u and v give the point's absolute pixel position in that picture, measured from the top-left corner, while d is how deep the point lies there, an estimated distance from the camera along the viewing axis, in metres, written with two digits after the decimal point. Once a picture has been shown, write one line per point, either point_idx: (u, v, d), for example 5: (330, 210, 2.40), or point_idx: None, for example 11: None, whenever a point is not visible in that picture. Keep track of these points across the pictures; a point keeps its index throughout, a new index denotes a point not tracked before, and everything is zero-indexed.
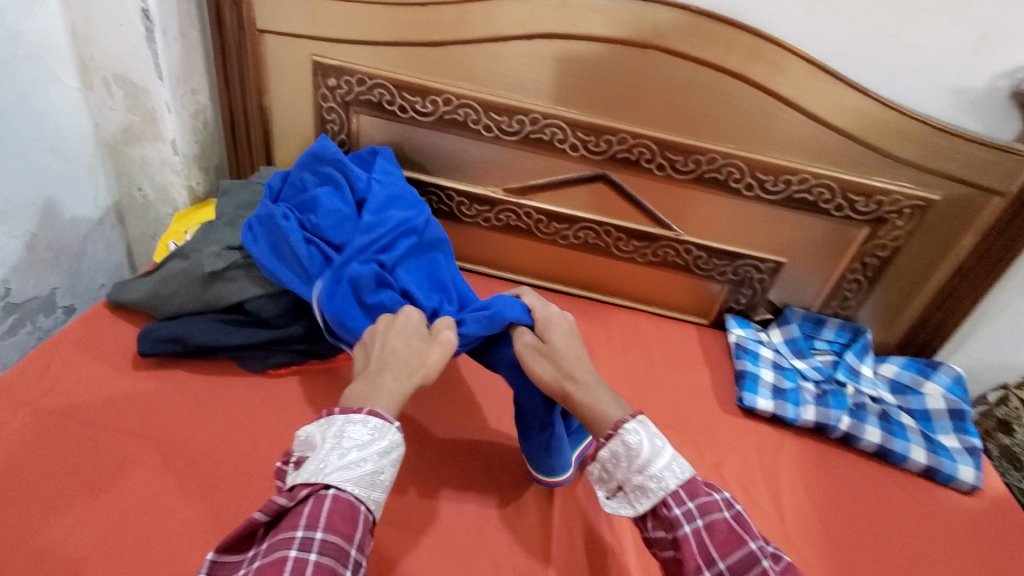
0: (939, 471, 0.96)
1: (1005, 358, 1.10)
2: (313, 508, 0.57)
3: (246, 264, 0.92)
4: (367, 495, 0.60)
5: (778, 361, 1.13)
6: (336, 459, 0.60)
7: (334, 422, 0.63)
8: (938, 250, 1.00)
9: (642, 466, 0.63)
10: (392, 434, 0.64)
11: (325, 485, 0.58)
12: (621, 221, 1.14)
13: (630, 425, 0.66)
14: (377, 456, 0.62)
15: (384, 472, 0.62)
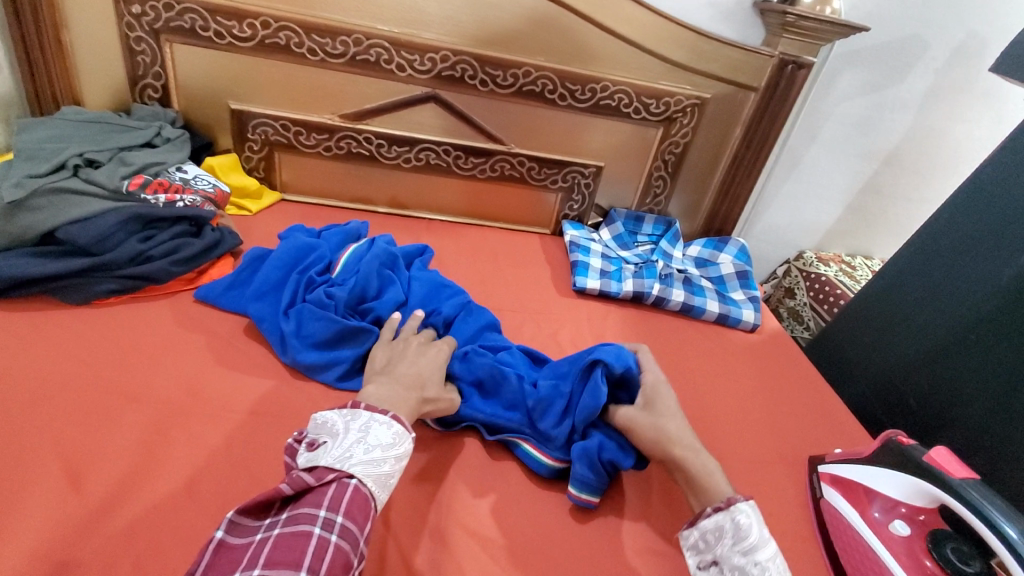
0: (729, 316, 1.06)
1: (782, 239, 1.40)
2: (336, 493, 0.49)
3: (55, 188, 0.81)
4: (379, 496, 0.53)
5: (605, 252, 1.18)
6: (361, 454, 0.53)
7: (361, 415, 0.56)
8: (716, 142, 1.20)
9: (748, 549, 0.52)
10: (410, 444, 0.56)
11: (349, 474, 0.51)
12: (459, 139, 1.14)
13: (743, 506, 0.55)
14: (396, 462, 0.54)
15: (395, 477, 0.54)
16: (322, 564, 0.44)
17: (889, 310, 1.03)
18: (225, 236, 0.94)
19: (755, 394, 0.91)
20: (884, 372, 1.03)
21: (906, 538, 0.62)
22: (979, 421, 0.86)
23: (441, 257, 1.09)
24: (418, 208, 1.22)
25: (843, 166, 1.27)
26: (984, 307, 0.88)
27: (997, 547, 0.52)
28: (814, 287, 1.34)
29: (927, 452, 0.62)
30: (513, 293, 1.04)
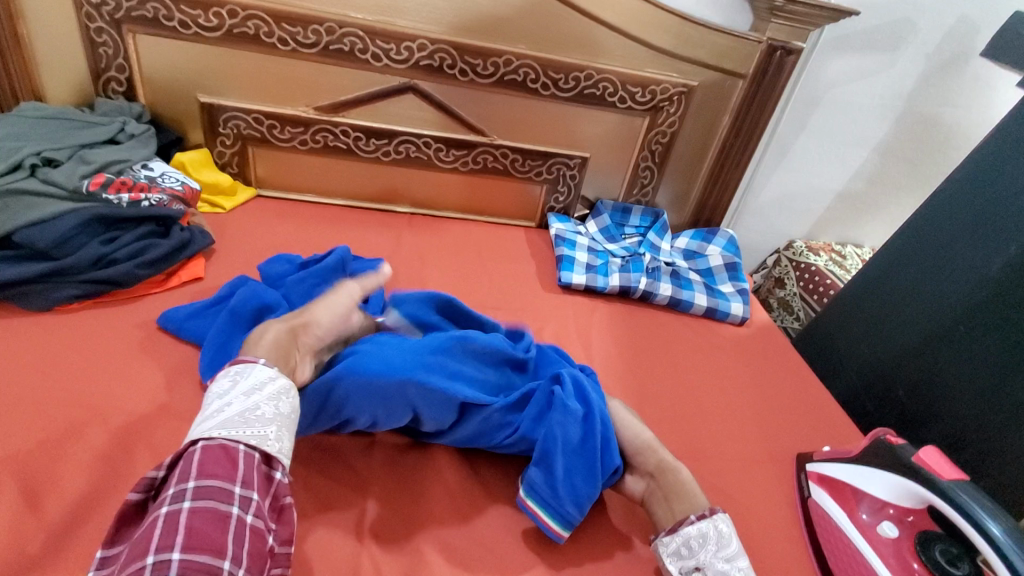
0: (717, 310, 1.05)
1: (771, 228, 1.38)
2: (183, 466, 0.47)
3: (11, 192, 0.78)
4: (243, 433, 0.50)
5: (591, 245, 1.15)
6: (207, 416, 0.52)
7: (209, 387, 0.55)
8: (703, 131, 1.17)
9: (731, 556, 0.55)
10: (260, 371, 0.56)
11: (194, 441, 0.49)
12: (439, 130, 1.11)
13: (721, 514, 0.57)
14: (245, 395, 0.53)
15: (260, 407, 0.53)
16: (178, 535, 0.43)
17: (879, 301, 1.02)
18: (195, 236, 0.91)
19: (744, 390, 0.89)
20: (872, 364, 1.01)
21: (894, 541, 0.60)
22: (970, 413, 0.85)
23: (424, 253, 1.07)
24: (399, 202, 1.18)
25: (834, 153, 1.25)
26: (974, 297, 0.86)
27: (984, 548, 0.51)
28: (804, 277, 1.33)
29: (913, 451, 0.60)
30: (497, 289, 1.01)
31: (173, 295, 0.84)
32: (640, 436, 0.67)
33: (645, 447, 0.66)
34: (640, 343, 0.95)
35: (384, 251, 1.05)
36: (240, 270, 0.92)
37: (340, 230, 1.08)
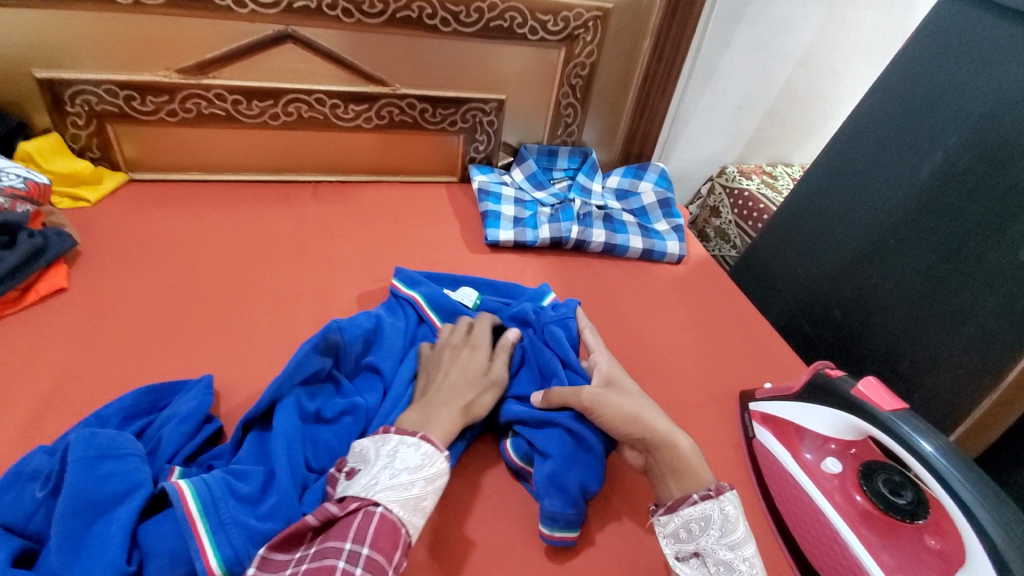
0: (653, 251, 1.01)
1: (703, 157, 1.34)
2: (359, 524, 0.46)
3: None
4: (409, 519, 0.48)
5: (519, 196, 1.08)
6: (386, 480, 0.49)
7: (389, 440, 0.52)
8: (624, 58, 1.09)
9: (736, 542, 0.51)
10: (442, 463, 0.52)
11: (373, 502, 0.47)
12: (331, 83, 0.97)
13: (731, 495, 0.54)
14: (424, 483, 0.50)
15: (427, 498, 0.50)
16: None
17: (810, 222, 1.00)
18: (51, 240, 0.77)
19: (684, 332, 0.87)
20: (808, 286, 1.01)
21: (838, 477, 0.60)
22: (899, 324, 0.86)
23: (333, 225, 0.96)
24: (301, 170, 1.06)
25: (760, 70, 1.19)
26: (904, 209, 0.85)
27: (913, 463, 0.52)
28: (738, 204, 1.30)
29: (852, 386, 0.58)
30: (419, 256, 0.93)
31: (31, 314, 0.73)
32: (632, 412, 0.59)
33: (635, 421, 0.59)
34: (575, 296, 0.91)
35: (287, 228, 0.94)
36: (112, 272, 0.80)
37: (234, 209, 0.96)
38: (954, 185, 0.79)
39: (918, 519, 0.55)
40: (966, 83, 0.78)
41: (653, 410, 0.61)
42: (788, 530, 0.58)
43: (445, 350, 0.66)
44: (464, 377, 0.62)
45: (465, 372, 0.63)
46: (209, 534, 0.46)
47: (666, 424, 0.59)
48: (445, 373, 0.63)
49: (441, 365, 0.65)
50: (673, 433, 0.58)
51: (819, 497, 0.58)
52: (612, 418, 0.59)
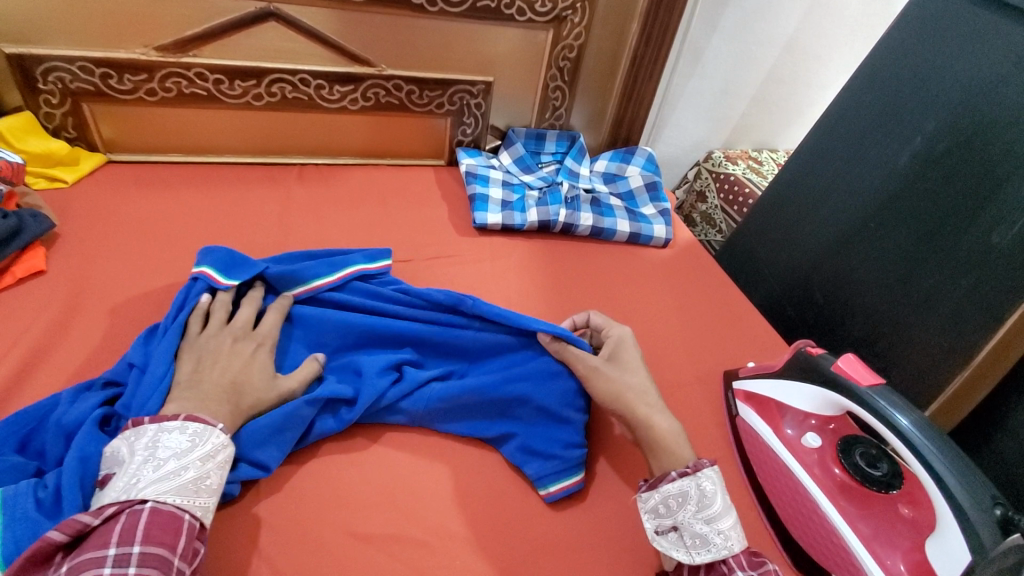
0: (640, 234, 1.01)
1: (690, 143, 1.34)
2: (126, 525, 0.43)
3: None
4: (192, 503, 0.47)
5: (506, 179, 1.08)
6: (150, 474, 0.47)
7: (145, 432, 0.49)
8: (613, 41, 1.08)
9: (712, 517, 0.51)
10: (218, 438, 0.51)
11: (139, 499, 0.45)
12: (316, 63, 0.96)
13: (708, 471, 0.53)
14: (200, 463, 0.49)
15: (210, 477, 0.49)
16: None
17: (794, 204, 1.02)
18: (27, 222, 0.76)
19: (670, 314, 0.88)
20: (791, 268, 1.03)
21: (818, 451, 0.62)
22: (878, 305, 0.88)
23: (319, 208, 0.95)
24: (286, 152, 1.04)
25: (746, 55, 1.19)
26: (882, 194, 0.87)
27: (890, 436, 0.53)
28: (724, 188, 1.32)
29: (833, 361, 0.60)
30: (406, 239, 0.93)
31: (10, 297, 0.71)
32: (617, 388, 0.62)
33: (619, 394, 0.61)
34: (563, 280, 0.91)
35: (272, 211, 0.93)
36: (93, 255, 0.79)
37: (217, 191, 0.94)
38: (932, 168, 0.81)
39: (892, 490, 0.57)
40: (945, 69, 0.79)
41: (645, 383, 0.63)
42: (767, 497, 0.61)
43: (223, 339, 0.61)
44: (245, 372, 0.58)
45: (248, 365, 0.59)
46: (2, 529, 0.44)
47: (654, 399, 0.62)
48: (222, 363, 0.58)
49: (217, 355, 0.59)
50: (652, 411, 0.60)
51: (799, 470, 0.60)
52: (602, 390, 0.62)
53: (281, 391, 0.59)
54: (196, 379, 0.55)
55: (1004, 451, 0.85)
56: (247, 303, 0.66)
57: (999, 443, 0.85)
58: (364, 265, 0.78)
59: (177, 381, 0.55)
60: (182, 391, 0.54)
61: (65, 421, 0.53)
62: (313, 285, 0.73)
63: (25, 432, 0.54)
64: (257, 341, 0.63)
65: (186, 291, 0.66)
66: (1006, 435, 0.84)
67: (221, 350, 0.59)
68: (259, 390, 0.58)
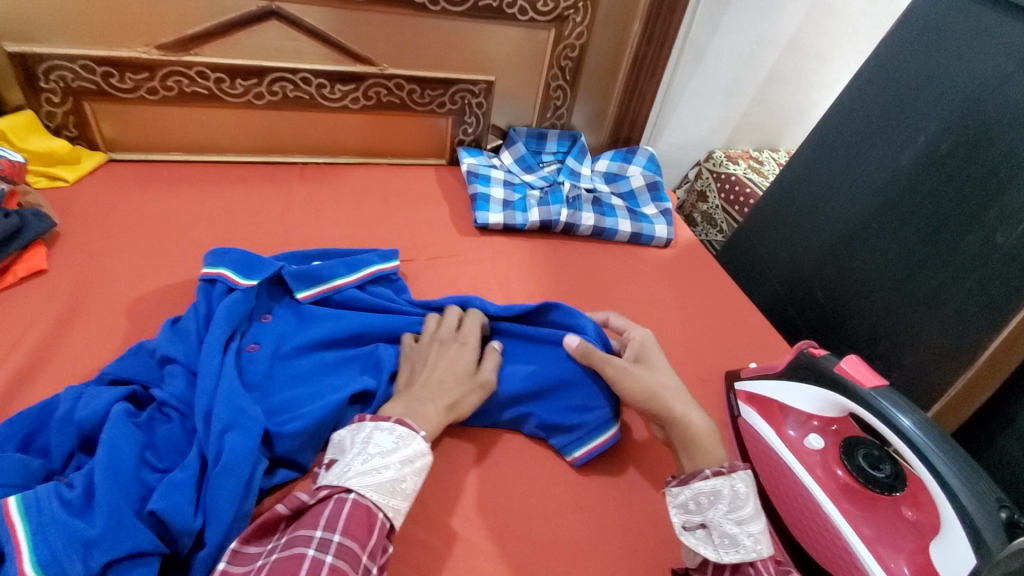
0: (642, 234, 1.01)
1: (691, 143, 1.34)
2: (332, 511, 0.44)
3: None
4: (386, 503, 0.47)
5: (508, 179, 1.07)
6: (360, 465, 0.48)
7: (363, 426, 0.51)
8: (614, 40, 1.08)
9: (745, 518, 0.50)
10: (419, 443, 0.51)
11: (345, 488, 0.46)
12: (317, 62, 0.95)
13: (744, 474, 0.52)
14: (401, 465, 0.49)
15: (407, 481, 0.49)
16: None
17: (796, 205, 1.01)
18: (28, 221, 0.75)
19: (672, 314, 0.88)
20: (793, 268, 1.02)
21: (821, 453, 0.61)
22: (880, 306, 0.88)
23: (320, 207, 0.95)
24: (287, 151, 1.04)
25: (748, 55, 1.19)
26: (886, 193, 0.86)
27: (893, 438, 0.53)
28: (725, 188, 1.32)
29: (836, 363, 0.60)
30: (407, 239, 0.93)
31: (11, 296, 0.71)
32: (652, 386, 0.60)
33: (653, 398, 0.59)
34: (564, 280, 0.91)
35: (273, 210, 0.92)
36: (94, 254, 0.79)
37: (218, 191, 0.94)
38: (936, 168, 0.80)
39: (895, 491, 0.57)
40: (948, 69, 0.79)
41: (673, 387, 0.61)
42: (773, 505, 0.63)
43: (433, 344, 0.64)
44: (452, 373, 0.60)
45: (452, 369, 0.61)
46: (28, 534, 0.43)
47: (685, 402, 0.59)
48: (432, 369, 0.61)
49: (427, 359, 0.63)
50: (688, 411, 0.58)
51: (801, 470, 0.59)
52: (630, 391, 0.60)
53: (484, 384, 0.61)
54: (411, 385, 0.59)
55: (1005, 452, 0.84)
56: (447, 312, 0.69)
57: (1001, 445, 0.85)
58: (380, 266, 0.78)
59: (399, 387, 0.60)
60: (400, 395, 0.57)
61: (82, 415, 0.52)
62: (332, 285, 0.74)
63: (27, 430, 0.54)
64: (460, 343, 0.64)
65: (206, 295, 0.67)
66: (1008, 436, 0.84)
67: (435, 352, 0.63)
68: (463, 389, 0.59)
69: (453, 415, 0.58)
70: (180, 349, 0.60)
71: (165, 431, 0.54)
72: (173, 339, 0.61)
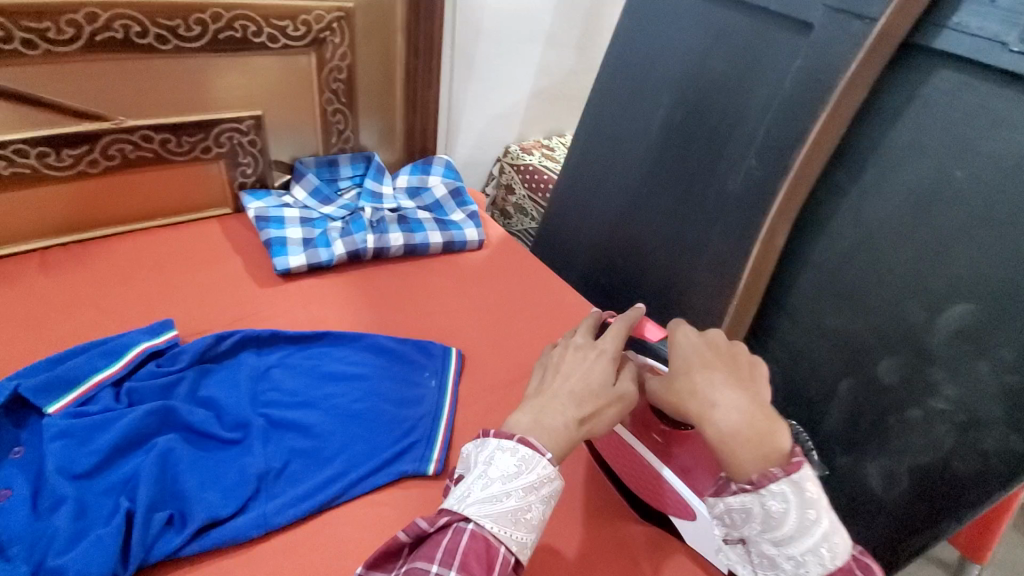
0: (454, 242, 1.02)
1: (487, 142, 1.40)
2: (450, 544, 0.46)
3: None
4: (509, 535, 0.48)
5: (304, 215, 1.01)
6: (480, 490, 0.49)
7: (487, 444, 0.52)
8: (381, 56, 1.06)
9: (781, 540, 0.49)
10: (546, 469, 0.50)
11: (465, 517, 0.48)
12: (31, 128, 0.80)
13: (779, 486, 0.49)
14: (524, 493, 0.49)
15: (530, 510, 0.49)
16: None
17: (584, 185, 1.11)
18: None
19: (497, 315, 0.91)
20: (594, 242, 1.11)
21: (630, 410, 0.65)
22: (664, 262, 0.99)
23: (75, 296, 0.80)
24: (17, 238, 0.86)
25: (512, 52, 1.27)
26: (647, 162, 0.99)
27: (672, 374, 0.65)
28: (527, 178, 1.39)
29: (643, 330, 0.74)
30: (196, 306, 0.82)
31: None
32: (669, 386, 0.57)
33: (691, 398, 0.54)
34: (384, 308, 0.89)
35: (10, 314, 0.76)
36: None
37: None
38: (675, 134, 0.94)
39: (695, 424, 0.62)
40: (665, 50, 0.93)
41: (721, 384, 0.54)
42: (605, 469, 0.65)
43: (569, 351, 0.59)
44: (589, 383, 0.56)
45: (590, 379, 0.56)
46: None
47: (706, 396, 0.54)
48: (565, 376, 0.57)
49: (562, 367, 0.58)
50: (709, 406, 0.53)
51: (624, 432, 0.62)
52: (701, 406, 0.53)
53: (622, 396, 0.56)
54: (541, 390, 0.56)
55: (777, 357, 0.93)
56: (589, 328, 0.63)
57: (772, 351, 0.93)
58: (150, 343, 0.70)
59: (526, 393, 0.57)
60: (530, 403, 0.55)
61: None
62: (91, 383, 0.64)
63: None
64: (601, 351, 0.59)
65: None
66: (775, 343, 0.93)
67: (573, 365, 0.58)
68: (601, 403, 0.55)
69: (588, 429, 0.54)
70: None
71: None
72: None
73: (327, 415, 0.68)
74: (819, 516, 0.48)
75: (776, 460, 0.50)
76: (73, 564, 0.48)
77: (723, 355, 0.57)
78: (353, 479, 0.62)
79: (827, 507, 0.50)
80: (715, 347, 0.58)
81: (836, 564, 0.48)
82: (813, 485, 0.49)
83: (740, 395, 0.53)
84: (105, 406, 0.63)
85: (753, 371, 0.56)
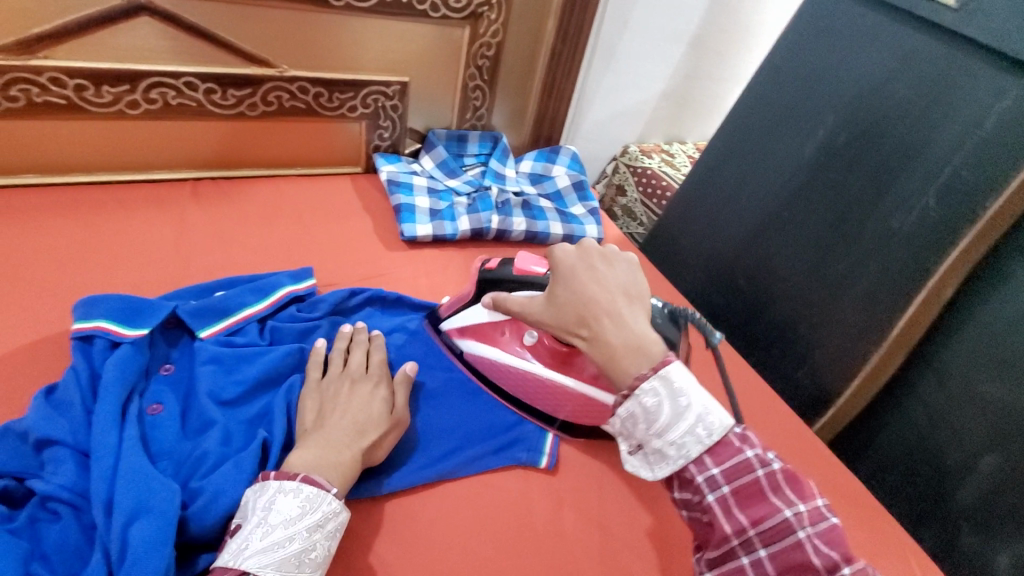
0: (574, 236, 1.00)
1: (607, 139, 1.36)
2: None
3: None
4: None
5: (431, 185, 1.02)
6: (259, 541, 0.45)
7: (266, 489, 0.47)
8: (530, 37, 1.05)
9: (661, 430, 0.46)
10: (329, 505, 0.48)
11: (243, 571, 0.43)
12: (206, 65, 0.84)
13: (648, 383, 0.47)
14: (309, 533, 0.46)
15: (316, 549, 0.46)
16: None
17: (714, 197, 1.05)
18: None
19: None
20: (713, 258, 1.06)
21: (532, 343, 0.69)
22: (796, 292, 0.93)
23: (223, 229, 0.84)
24: (177, 166, 0.91)
25: (655, 52, 1.23)
26: (793, 184, 0.93)
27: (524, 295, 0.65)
28: (642, 181, 1.35)
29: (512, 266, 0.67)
30: (328, 259, 0.84)
31: None
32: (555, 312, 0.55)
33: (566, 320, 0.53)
34: None
35: (166, 237, 0.80)
36: None
37: (91, 219, 0.80)
38: (834, 159, 0.87)
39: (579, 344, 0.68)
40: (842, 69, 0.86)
41: (591, 301, 0.52)
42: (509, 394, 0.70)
43: (346, 379, 0.60)
44: (365, 418, 0.57)
45: (364, 412, 0.57)
46: None
47: (577, 323, 0.52)
48: (342, 409, 0.57)
49: (338, 398, 0.58)
50: (585, 330, 0.51)
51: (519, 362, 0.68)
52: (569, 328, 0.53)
53: (397, 422, 0.60)
54: (321, 423, 0.55)
55: (914, 418, 0.86)
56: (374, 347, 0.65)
57: (909, 409, 0.87)
58: (292, 287, 0.72)
59: (303, 428, 0.56)
60: (308, 439, 0.54)
61: None
62: (240, 315, 0.66)
63: None
64: (375, 381, 0.61)
65: (85, 355, 0.57)
66: (913, 399, 0.86)
67: (340, 395, 0.58)
68: (382, 433, 0.57)
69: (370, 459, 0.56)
70: (64, 427, 0.50)
71: (57, 531, 0.45)
72: (52, 416, 0.51)
73: (447, 383, 0.70)
74: (690, 403, 0.46)
75: (648, 361, 0.48)
76: (222, 489, 0.50)
77: (589, 270, 0.54)
78: (466, 461, 0.63)
79: (701, 389, 0.47)
80: (588, 258, 0.55)
81: (712, 441, 0.46)
82: (682, 375, 0.47)
83: (612, 310, 0.51)
84: (250, 340, 0.65)
85: (628, 285, 0.54)
